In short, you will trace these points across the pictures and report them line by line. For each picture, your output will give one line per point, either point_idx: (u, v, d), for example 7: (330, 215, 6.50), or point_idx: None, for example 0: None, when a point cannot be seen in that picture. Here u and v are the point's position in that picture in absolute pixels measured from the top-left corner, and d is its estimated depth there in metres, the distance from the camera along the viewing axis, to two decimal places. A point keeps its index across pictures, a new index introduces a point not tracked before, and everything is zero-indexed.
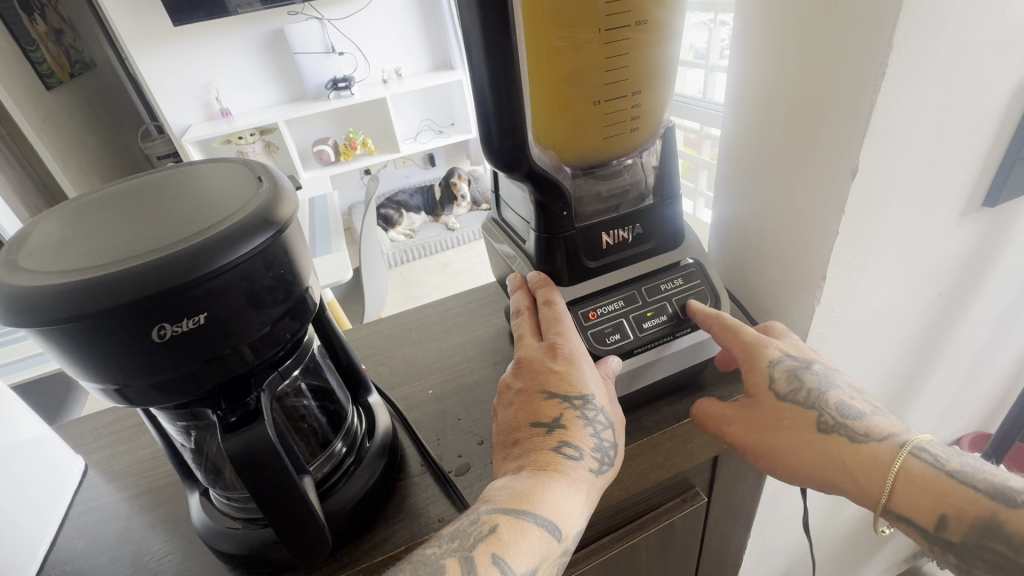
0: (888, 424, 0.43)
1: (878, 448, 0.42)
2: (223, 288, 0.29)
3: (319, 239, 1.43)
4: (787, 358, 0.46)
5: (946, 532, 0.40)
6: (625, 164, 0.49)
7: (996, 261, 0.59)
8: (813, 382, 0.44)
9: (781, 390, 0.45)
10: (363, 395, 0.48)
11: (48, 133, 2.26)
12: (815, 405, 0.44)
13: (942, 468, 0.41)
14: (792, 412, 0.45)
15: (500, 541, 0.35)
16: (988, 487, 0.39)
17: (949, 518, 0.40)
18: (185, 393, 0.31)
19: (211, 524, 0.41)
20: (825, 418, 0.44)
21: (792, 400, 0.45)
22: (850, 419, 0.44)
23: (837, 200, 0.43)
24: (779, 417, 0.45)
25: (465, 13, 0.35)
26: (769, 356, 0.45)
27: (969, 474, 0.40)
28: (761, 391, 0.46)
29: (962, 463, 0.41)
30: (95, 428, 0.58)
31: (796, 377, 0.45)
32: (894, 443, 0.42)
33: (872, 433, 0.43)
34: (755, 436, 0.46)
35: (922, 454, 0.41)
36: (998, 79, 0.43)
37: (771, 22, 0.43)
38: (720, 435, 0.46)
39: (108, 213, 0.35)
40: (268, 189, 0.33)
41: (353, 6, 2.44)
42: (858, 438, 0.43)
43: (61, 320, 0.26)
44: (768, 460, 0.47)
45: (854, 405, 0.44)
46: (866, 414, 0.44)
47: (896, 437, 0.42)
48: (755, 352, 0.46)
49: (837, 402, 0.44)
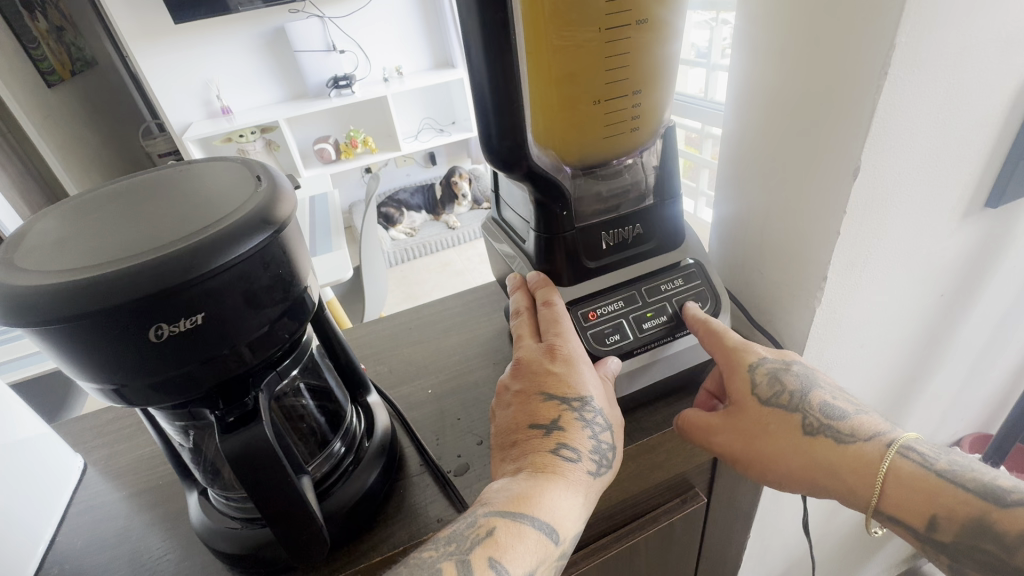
0: (873, 423, 0.43)
1: (865, 448, 0.42)
2: (220, 288, 0.29)
3: (320, 237, 1.43)
4: (767, 361, 0.46)
5: (937, 533, 0.40)
6: (625, 164, 0.49)
7: (997, 262, 0.58)
8: (794, 384, 0.44)
9: (763, 394, 0.45)
10: (362, 395, 0.48)
11: (48, 131, 2.26)
12: (798, 408, 0.44)
13: (931, 468, 0.40)
14: (775, 416, 0.45)
15: (498, 544, 0.35)
16: (977, 486, 0.39)
17: (940, 518, 0.39)
18: (182, 394, 0.31)
19: (209, 524, 0.41)
20: (809, 421, 0.44)
21: (775, 403, 0.45)
22: (835, 419, 0.43)
23: (839, 200, 0.43)
24: (763, 421, 0.45)
25: (465, 12, 0.35)
26: (750, 359, 0.46)
27: (959, 473, 0.40)
28: (745, 395, 0.45)
29: (951, 462, 0.41)
30: (94, 427, 0.58)
31: (777, 380, 0.45)
32: (880, 442, 0.42)
33: (858, 432, 0.43)
34: (742, 442, 0.46)
35: (909, 454, 0.40)
36: (1000, 79, 0.42)
37: (773, 20, 0.42)
38: (708, 447, 0.45)
39: (106, 212, 0.34)
40: (267, 188, 0.33)
41: (354, 4, 2.44)
42: (844, 439, 0.43)
43: (57, 320, 0.26)
44: (757, 468, 0.46)
45: (836, 404, 0.44)
46: (850, 413, 0.44)
47: (881, 436, 0.42)
48: (737, 357, 0.46)
49: (820, 403, 0.44)
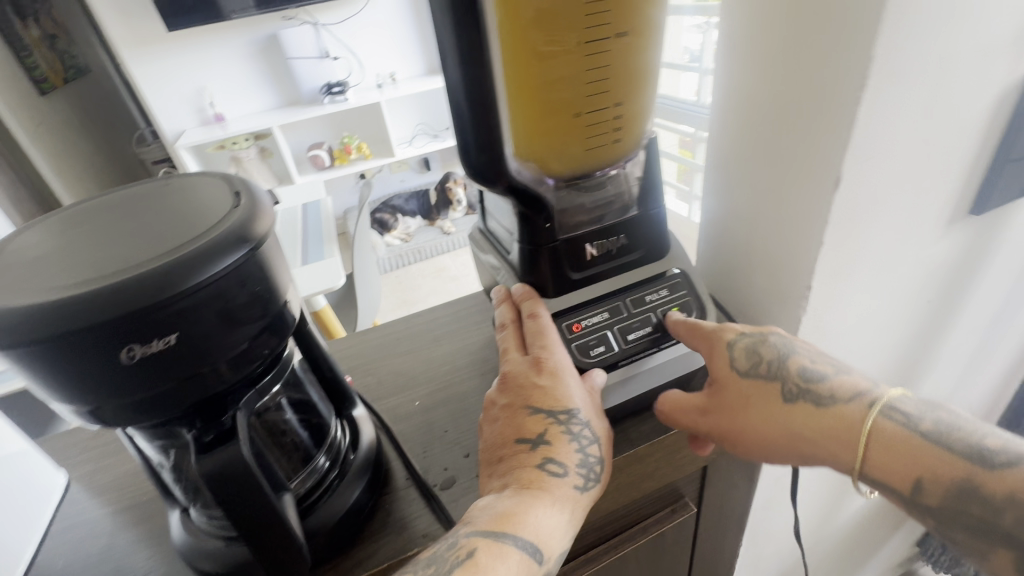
0: (854, 383, 0.42)
1: (846, 411, 0.41)
2: (195, 307, 0.29)
3: (313, 245, 1.42)
4: (745, 335, 0.46)
5: (923, 497, 0.38)
6: (609, 175, 0.48)
7: (986, 265, 0.58)
8: (771, 354, 0.44)
9: (743, 367, 0.45)
10: (346, 409, 0.47)
11: (41, 139, 2.25)
12: (777, 376, 0.44)
13: (914, 429, 0.39)
14: (757, 388, 0.45)
15: (478, 566, 0.34)
16: (963, 447, 0.37)
17: (924, 482, 0.38)
18: (159, 414, 0.31)
19: (190, 543, 0.41)
20: (789, 387, 0.44)
21: (755, 374, 0.45)
22: (814, 383, 0.43)
23: (822, 209, 0.43)
24: (745, 394, 0.45)
25: (441, 24, 0.35)
26: (727, 336, 0.46)
27: (944, 434, 0.38)
28: (725, 372, 0.46)
29: (937, 422, 0.39)
30: (79, 442, 0.57)
31: (754, 352, 0.45)
32: (862, 403, 0.41)
33: (838, 393, 0.42)
34: (727, 418, 0.46)
35: (892, 414, 0.40)
36: (980, 88, 0.43)
37: (754, 30, 0.43)
38: (693, 426, 0.46)
39: (84, 229, 0.34)
40: (245, 205, 0.33)
41: (348, 11, 2.44)
42: (824, 401, 0.42)
43: (27, 343, 0.26)
44: (744, 444, 0.46)
45: (816, 367, 0.43)
46: (830, 374, 0.43)
47: (862, 395, 0.41)
48: (714, 337, 0.46)
49: (799, 368, 0.43)
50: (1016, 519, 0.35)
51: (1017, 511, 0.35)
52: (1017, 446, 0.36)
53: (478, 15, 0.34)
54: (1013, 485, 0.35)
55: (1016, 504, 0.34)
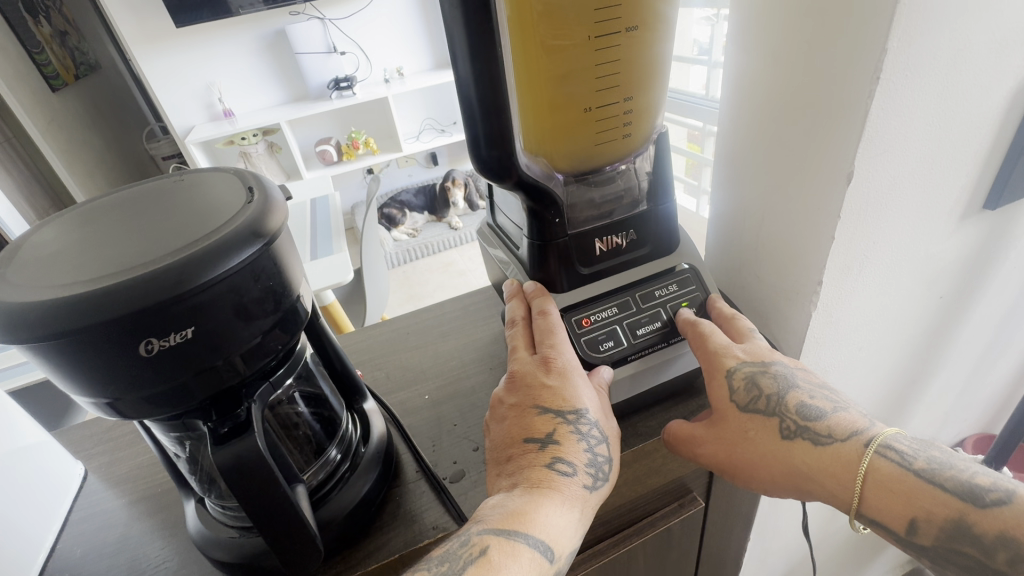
0: (851, 420, 0.42)
1: (844, 448, 0.41)
2: (211, 301, 0.29)
3: (320, 240, 1.43)
4: (745, 365, 0.45)
5: (917, 536, 0.38)
6: (618, 170, 0.49)
7: (997, 263, 0.58)
8: (771, 387, 0.43)
9: (742, 400, 0.44)
10: (357, 402, 0.48)
11: (53, 135, 2.27)
12: (775, 412, 0.43)
13: (909, 467, 0.39)
14: (756, 423, 0.44)
15: (491, 564, 0.35)
16: (955, 487, 0.37)
17: (919, 522, 0.38)
18: (176, 406, 0.32)
19: (205, 532, 0.42)
20: (787, 424, 0.43)
21: (753, 408, 0.44)
22: (811, 420, 0.42)
23: (834, 203, 0.43)
24: (743, 429, 0.44)
25: (450, 18, 0.34)
26: (727, 364, 0.45)
27: (937, 472, 0.38)
28: (724, 403, 0.45)
29: (930, 460, 0.39)
30: (95, 434, 0.58)
31: (754, 385, 0.44)
32: (859, 440, 0.40)
33: (835, 432, 0.41)
34: (727, 452, 0.44)
35: (888, 452, 0.39)
36: (995, 82, 0.42)
37: (766, 23, 0.42)
38: (692, 458, 0.45)
39: (102, 226, 0.34)
40: (259, 201, 0.33)
41: (354, 6, 2.44)
42: (821, 440, 0.41)
43: (48, 337, 0.26)
44: (741, 476, 0.45)
45: (813, 404, 0.43)
46: (827, 412, 0.42)
47: (860, 433, 0.41)
48: (717, 360, 0.45)
49: (797, 404, 0.43)
50: (1007, 558, 0.35)
51: (1007, 548, 0.35)
52: (1004, 482, 0.37)
53: (487, 10, 0.33)
54: (1003, 524, 0.35)
55: (1007, 545, 0.35)
